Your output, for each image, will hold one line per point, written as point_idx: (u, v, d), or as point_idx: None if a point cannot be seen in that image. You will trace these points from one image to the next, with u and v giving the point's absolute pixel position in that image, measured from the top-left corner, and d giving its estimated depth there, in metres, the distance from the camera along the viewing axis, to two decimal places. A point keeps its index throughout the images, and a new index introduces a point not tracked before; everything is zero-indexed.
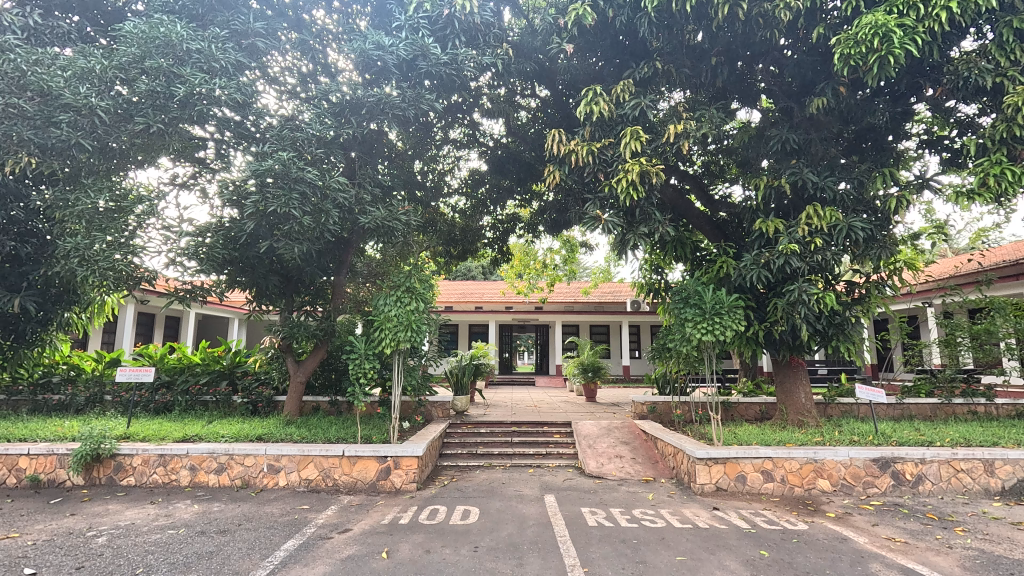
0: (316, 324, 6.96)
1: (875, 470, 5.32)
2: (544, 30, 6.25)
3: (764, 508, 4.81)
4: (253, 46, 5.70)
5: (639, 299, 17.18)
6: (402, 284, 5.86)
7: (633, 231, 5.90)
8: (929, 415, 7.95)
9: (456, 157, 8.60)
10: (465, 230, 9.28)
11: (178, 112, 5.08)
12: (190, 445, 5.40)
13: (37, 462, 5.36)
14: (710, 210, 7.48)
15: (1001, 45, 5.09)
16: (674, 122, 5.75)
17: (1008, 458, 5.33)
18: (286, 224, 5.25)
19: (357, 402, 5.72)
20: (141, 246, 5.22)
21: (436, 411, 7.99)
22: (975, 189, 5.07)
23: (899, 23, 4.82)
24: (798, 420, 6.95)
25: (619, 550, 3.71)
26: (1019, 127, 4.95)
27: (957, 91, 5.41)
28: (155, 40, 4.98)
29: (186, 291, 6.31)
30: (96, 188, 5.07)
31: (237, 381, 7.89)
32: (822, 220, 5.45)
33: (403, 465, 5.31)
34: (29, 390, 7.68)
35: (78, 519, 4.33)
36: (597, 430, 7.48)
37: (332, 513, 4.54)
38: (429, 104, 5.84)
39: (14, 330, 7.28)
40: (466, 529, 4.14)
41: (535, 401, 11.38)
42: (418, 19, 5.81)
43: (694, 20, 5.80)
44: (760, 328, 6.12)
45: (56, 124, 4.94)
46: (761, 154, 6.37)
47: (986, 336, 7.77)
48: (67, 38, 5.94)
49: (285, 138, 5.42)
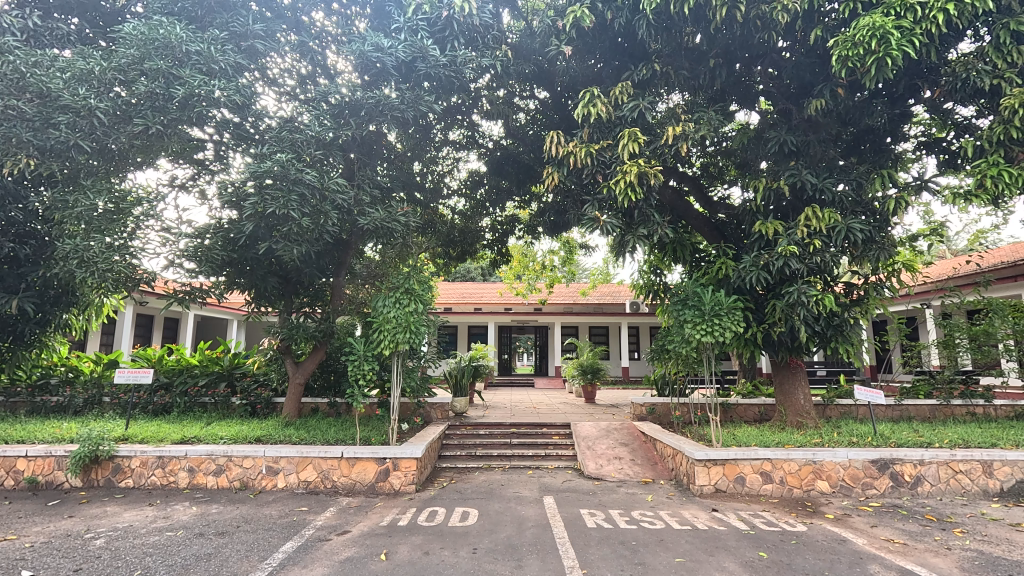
0: (315, 326, 6.95)
1: (874, 470, 5.33)
2: (543, 32, 6.27)
3: (763, 510, 4.81)
4: (251, 48, 5.69)
5: (638, 300, 17.21)
6: (402, 285, 5.85)
7: (632, 232, 5.92)
8: (928, 416, 7.98)
9: (455, 158, 8.61)
10: (464, 232, 9.29)
11: (178, 113, 5.09)
12: (188, 447, 5.39)
13: (34, 464, 5.36)
14: (709, 212, 7.49)
15: (998, 47, 5.11)
16: (672, 123, 5.76)
17: (1007, 459, 5.34)
18: (285, 226, 5.25)
19: (355, 404, 5.72)
20: (140, 248, 5.22)
21: (435, 412, 8.00)
22: (973, 190, 5.08)
23: (896, 24, 4.84)
24: (798, 421, 6.93)
25: (618, 552, 3.71)
26: (1017, 129, 4.97)
27: (955, 93, 5.44)
28: (155, 41, 4.98)
29: (184, 293, 6.29)
30: (95, 189, 5.07)
31: (236, 382, 7.86)
32: (821, 221, 5.48)
33: (402, 467, 5.31)
34: (28, 392, 7.65)
35: (76, 521, 4.32)
36: (596, 431, 7.49)
37: (331, 515, 4.53)
38: (428, 106, 5.87)
39: (13, 332, 7.28)
40: (466, 531, 4.13)
41: (535, 402, 11.38)
42: (418, 21, 5.83)
43: (692, 22, 5.82)
44: (760, 330, 6.13)
45: (55, 126, 4.94)
46: (760, 155, 6.38)
47: (984, 338, 7.82)
48: (65, 40, 5.94)
49: (285, 139, 5.42)
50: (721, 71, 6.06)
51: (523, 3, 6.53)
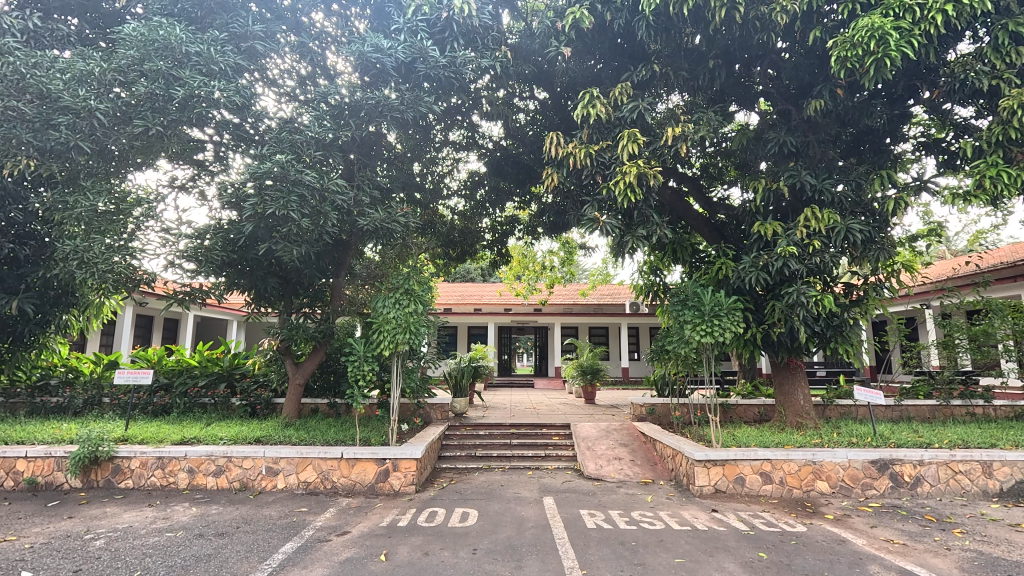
0: (315, 326, 6.95)
1: (874, 471, 5.33)
2: (543, 33, 6.28)
3: (763, 510, 4.81)
4: (251, 49, 5.69)
5: (638, 301, 17.20)
6: (402, 286, 5.86)
7: (631, 233, 5.92)
8: (928, 416, 8.00)
9: (455, 159, 8.62)
10: (464, 232, 9.30)
11: (178, 114, 5.10)
12: (188, 447, 5.39)
13: (34, 465, 5.36)
14: (709, 212, 7.49)
15: (997, 48, 5.12)
16: (671, 124, 5.76)
17: (1007, 459, 5.34)
18: (285, 227, 5.25)
19: (355, 405, 5.72)
20: (140, 248, 5.22)
21: (435, 413, 8.01)
22: (972, 191, 5.09)
23: (895, 25, 4.85)
24: (798, 422, 6.93)
25: (618, 552, 3.71)
26: (1016, 129, 4.97)
27: (954, 93, 5.42)
28: (155, 42, 4.99)
29: (184, 294, 6.28)
30: (95, 190, 5.07)
31: (236, 383, 7.86)
32: (820, 222, 5.48)
33: (402, 467, 5.31)
34: (27, 393, 7.65)
35: (76, 522, 4.32)
36: (596, 432, 7.49)
37: (331, 515, 4.53)
38: (427, 107, 5.87)
39: (12, 333, 7.28)
40: (465, 532, 4.13)
41: (535, 402, 11.38)
42: (417, 22, 5.83)
43: (692, 23, 5.82)
44: (759, 330, 6.13)
45: (55, 127, 4.95)
46: (760, 156, 6.39)
47: (984, 338, 7.82)
48: (65, 41, 5.95)
49: (285, 140, 5.44)
50: (720, 72, 6.06)
51: (522, 4, 6.53)
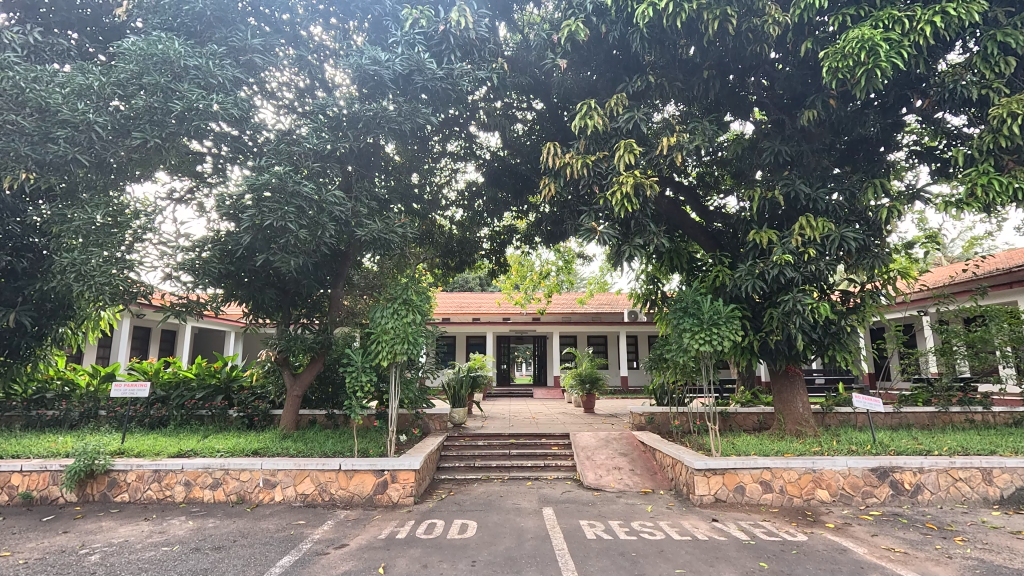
0: (312, 336, 6.89)
1: (874, 479, 5.32)
2: (538, 45, 6.38)
3: (763, 519, 4.78)
4: (250, 62, 5.74)
5: (637, 310, 17.12)
6: (399, 296, 5.83)
7: (628, 242, 5.98)
8: (927, 423, 8.04)
9: (453, 169, 8.64)
10: (462, 242, 9.28)
11: (175, 127, 5.12)
12: (185, 460, 5.35)
13: (30, 479, 5.30)
14: (704, 221, 7.54)
15: (986, 57, 5.16)
16: (667, 134, 5.83)
17: (1006, 466, 5.34)
18: (283, 238, 5.27)
19: (353, 416, 5.65)
20: (138, 261, 5.22)
21: (434, 423, 7.99)
22: (964, 199, 5.19)
23: (885, 37, 4.91)
24: (796, 429, 6.91)
25: (618, 563, 3.68)
26: (1006, 138, 5.01)
27: (944, 103, 5.49)
28: (153, 57, 5.02)
29: (182, 305, 6.15)
30: (93, 204, 5.06)
31: (233, 395, 7.83)
32: (815, 230, 5.51)
33: (400, 479, 5.27)
34: (24, 406, 7.61)
35: (71, 537, 4.27)
36: (596, 441, 7.45)
37: (328, 528, 4.49)
38: (425, 118, 5.92)
39: (9, 346, 7.22)
40: (464, 543, 4.10)
41: (535, 412, 11.33)
42: (414, 35, 5.87)
43: (685, 36, 5.91)
44: (756, 338, 6.19)
45: (54, 140, 4.98)
46: (755, 165, 6.43)
47: (981, 344, 7.74)
48: (66, 55, 6.01)
49: (282, 151, 5.48)
50: (714, 82, 6.17)
51: (518, 17, 6.67)
